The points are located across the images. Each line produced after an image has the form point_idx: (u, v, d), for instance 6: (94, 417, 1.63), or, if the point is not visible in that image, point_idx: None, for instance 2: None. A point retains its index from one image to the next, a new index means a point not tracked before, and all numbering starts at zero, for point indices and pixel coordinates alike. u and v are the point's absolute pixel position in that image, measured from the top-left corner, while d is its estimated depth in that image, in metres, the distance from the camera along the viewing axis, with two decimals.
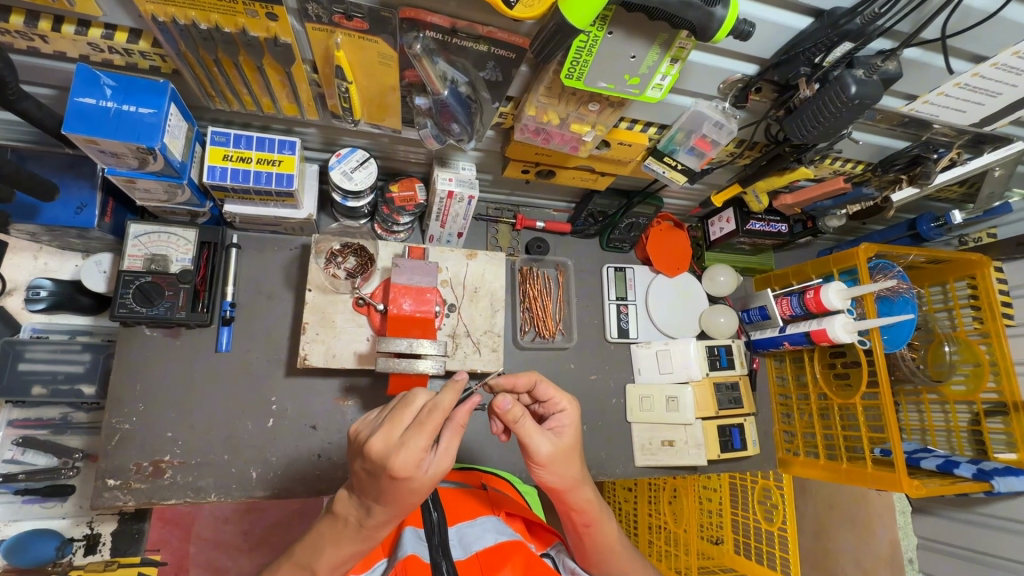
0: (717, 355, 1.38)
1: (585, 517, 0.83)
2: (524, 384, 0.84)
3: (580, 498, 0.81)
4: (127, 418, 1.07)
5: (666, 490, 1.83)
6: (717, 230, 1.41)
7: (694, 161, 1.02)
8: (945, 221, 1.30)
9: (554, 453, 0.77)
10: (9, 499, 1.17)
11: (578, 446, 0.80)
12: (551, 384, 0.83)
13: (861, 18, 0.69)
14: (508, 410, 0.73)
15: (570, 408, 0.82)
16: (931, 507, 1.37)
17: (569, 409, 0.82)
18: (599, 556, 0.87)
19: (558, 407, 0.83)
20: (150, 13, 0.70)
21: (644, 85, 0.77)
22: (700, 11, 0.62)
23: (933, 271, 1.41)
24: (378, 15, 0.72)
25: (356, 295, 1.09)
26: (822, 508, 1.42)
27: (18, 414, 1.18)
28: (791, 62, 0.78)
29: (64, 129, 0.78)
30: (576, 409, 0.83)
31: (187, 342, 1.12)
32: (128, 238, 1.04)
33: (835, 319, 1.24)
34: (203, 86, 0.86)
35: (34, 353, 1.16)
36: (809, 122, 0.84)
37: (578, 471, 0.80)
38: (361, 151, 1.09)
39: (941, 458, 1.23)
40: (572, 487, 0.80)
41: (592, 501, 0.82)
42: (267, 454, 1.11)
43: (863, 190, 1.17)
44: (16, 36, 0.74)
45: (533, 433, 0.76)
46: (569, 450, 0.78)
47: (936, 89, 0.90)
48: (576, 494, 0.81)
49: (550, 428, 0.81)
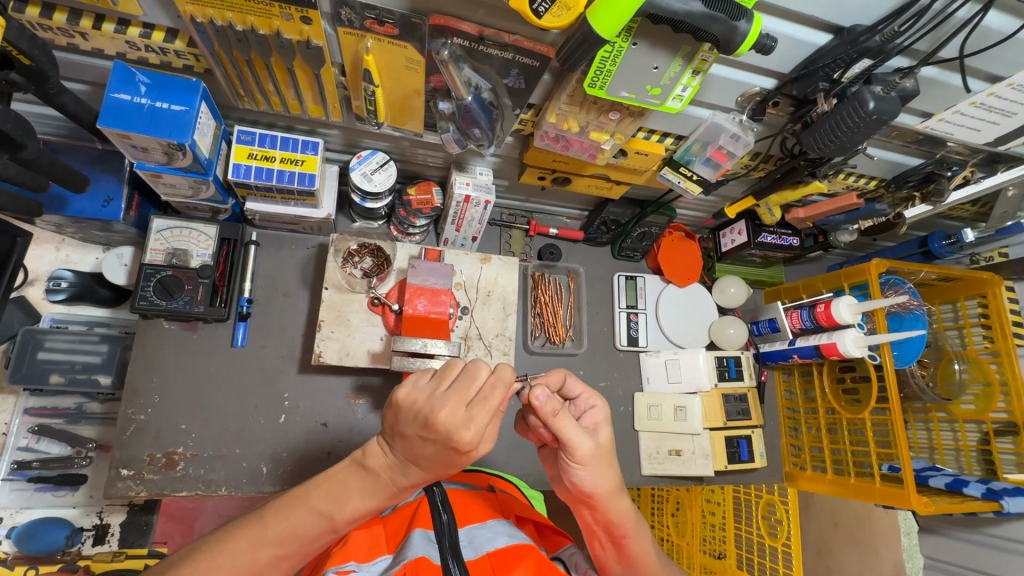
0: (726, 366, 1.39)
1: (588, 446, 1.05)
2: (554, 381, 0.82)
3: (619, 505, 0.79)
4: (143, 408, 1.08)
5: (670, 502, 1.84)
6: (728, 241, 1.41)
7: (709, 172, 1.04)
8: (957, 239, 1.31)
9: (593, 449, 0.75)
10: (21, 487, 1.18)
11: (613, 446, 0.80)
12: (581, 381, 0.83)
13: (881, 36, 0.71)
14: (544, 401, 0.74)
15: (602, 405, 0.81)
16: (937, 526, 1.37)
17: (601, 405, 0.81)
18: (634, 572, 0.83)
19: (588, 406, 0.82)
20: (189, 14, 0.72)
21: (665, 95, 0.79)
22: (724, 25, 0.64)
23: (944, 287, 1.42)
24: (409, 22, 0.74)
25: (372, 294, 1.10)
26: (827, 526, 1.44)
27: (33, 403, 1.20)
28: (809, 77, 0.79)
29: (98, 123, 0.81)
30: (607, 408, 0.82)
31: (203, 336, 1.14)
32: (151, 232, 1.07)
33: (844, 333, 1.24)
34: (234, 85, 0.88)
35: (53, 342, 1.18)
36: (826, 136, 0.84)
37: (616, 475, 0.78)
38: (381, 153, 1.11)
39: (950, 477, 1.23)
40: (612, 491, 0.78)
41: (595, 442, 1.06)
42: (278, 449, 1.12)
43: (875, 207, 1.20)
44: (58, 33, 0.77)
45: (574, 428, 0.75)
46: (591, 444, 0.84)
47: (951, 108, 0.91)
48: (612, 503, 0.78)
49: (585, 427, 0.80)
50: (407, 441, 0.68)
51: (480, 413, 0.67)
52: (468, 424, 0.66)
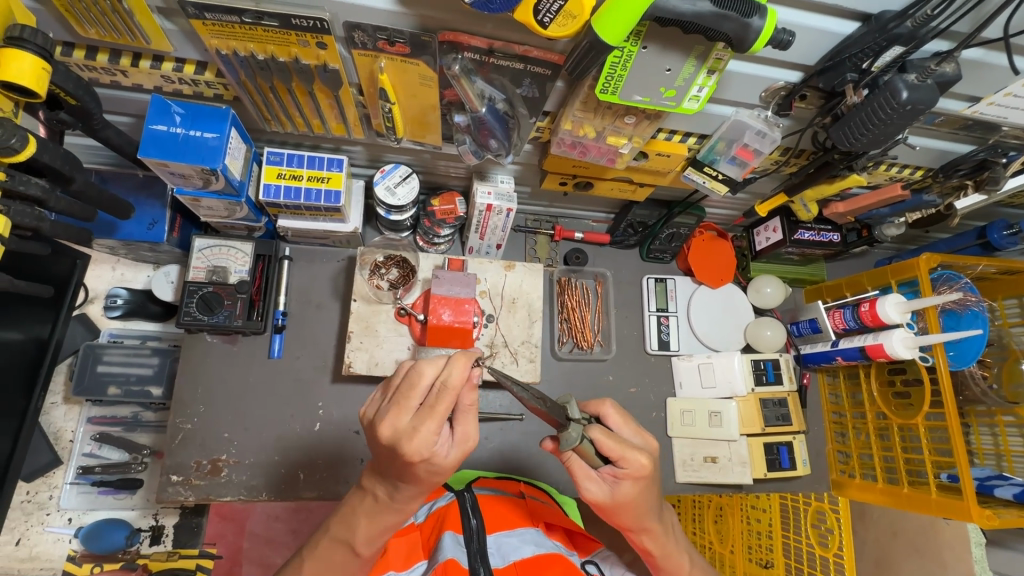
0: (763, 370, 1.34)
1: (635, 510, 0.82)
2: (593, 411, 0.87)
3: (641, 535, 0.88)
4: (190, 418, 1.15)
5: (711, 508, 1.74)
6: (762, 240, 1.37)
7: (735, 171, 1.00)
8: (1019, 229, 1.20)
9: (608, 496, 0.80)
10: (86, 490, 1.28)
11: (643, 490, 0.80)
12: (613, 442, 0.76)
13: (912, 21, 0.66)
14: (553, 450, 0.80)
15: (634, 464, 0.76)
16: (1007, 540, 1.26)
17: (632, 466, 0.76)
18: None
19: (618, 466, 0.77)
20: (214, 47, 0.76)
21: (680, 97, 0.77)
22: (734, 22, 0.62)
23: (1007, 282, 1.31)
24: (419, 40, 0.75)
25: (398, 305, 1.13)
26: (884, 537, 1.33)
27: (96, 412, 1.30)
28: (837, 68, 0.75)
29: (140, 153, 0.86)
30: (641, 470, 0.77)
31: (242, 348, 1.19)
32: (193, 250, 1.12)
33: (892, 334, 1.17)
34: (261, 111, 0.93)
35: (110, 356, 1.28)
36: (857, 129, 0.80)
37: (633, 517, 0.83)
38: (404, 166, 1.13)
39: (1019, 487, 1.13)
40: (632, 525, 0.86)
41: (636, 503, 0.80)
42: (315, 455, 1.16)
43: (923, 198, 1.13)
44: (102, 72, 0.83)
45: (583, 479, 0.80)
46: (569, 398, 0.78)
47: (1001, 90, 0.83)
48: (638, 532, 0.87)
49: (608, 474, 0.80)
50: (384, 466, 0.72)
51: (408, 417, 0.67)
52: (400, 433, 0.66)
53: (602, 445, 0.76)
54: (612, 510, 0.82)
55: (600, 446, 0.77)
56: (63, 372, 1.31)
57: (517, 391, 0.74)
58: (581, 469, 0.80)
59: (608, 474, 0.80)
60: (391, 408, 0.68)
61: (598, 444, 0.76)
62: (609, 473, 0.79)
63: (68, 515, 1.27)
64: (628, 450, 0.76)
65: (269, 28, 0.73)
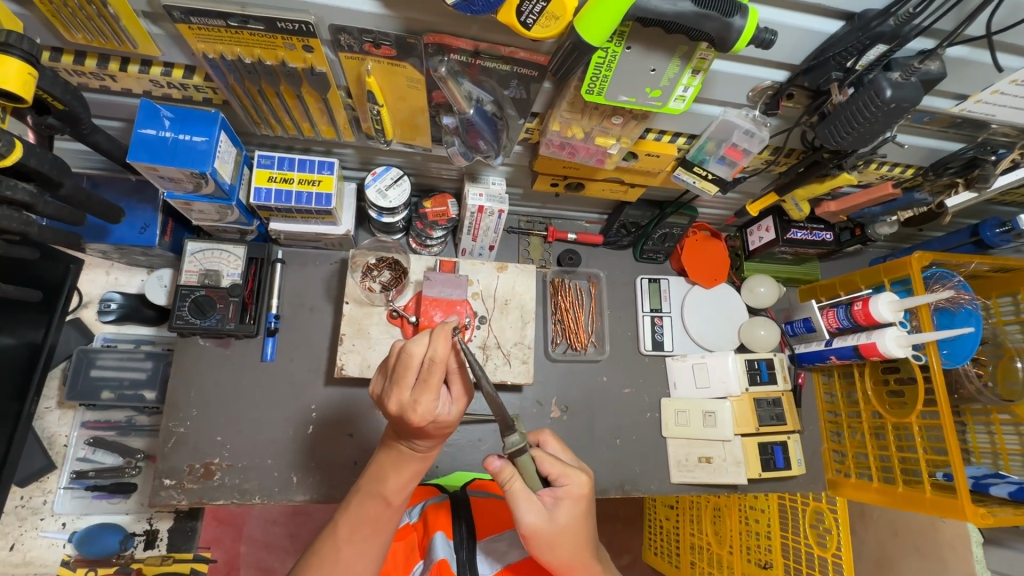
0: (757, 370, 1.34)
1: (572, 544, 0.76)
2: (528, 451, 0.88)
3: None
4: (183, 421, 1.15)
5: (707, 508, 1.70)
6: (755, 239, 1.37)
7: (725, 170, 1.00)
8: (1011, 226, 1.20)
9: (545, 524, 0.74)
10: (80, 494, 1.28)
11: (581, 518, 0.77)
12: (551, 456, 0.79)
13: (895, 20, 0.67)
14: (498, 467, 0.75)
15: (574, 479, 0.78)
16: (1004, 539, 1.26)
17: (573, 480, 0.78)
18: None
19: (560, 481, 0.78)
20: (201, 51, 0.77)
21: (666, 97, 0.77)
22: (716, 22, 0.62)
23: (1001, 280, 1.31)
24: (405, 42, 0.75)
25: (390, 307, 1.13)
26: (884, 536, 1.32)
27: (90, 416, 1.30)
28: (821, 67, 0.75)
29: (130, 157, 0.87)
30: (582, 487, 0.78)
31: (235, 352, 1.19)
32: (186, 254, 1.13)
33: (885, 332, 1.17)
34: (250, 114, 0.93)
35: (104, 360, 1.28)
36: (843, 128, 0.80)
37: (571, 555, 0.76)
38: (395, 169, 1.13)
39: (1014, 485, 1.12)
40: (567, 571, 0.77)
41: (575, 533, 0.76)
42: (308, 458, 1.16)
43: (914, 195, 1.14)
44: (90, 77, 0.84)
45: (520, 500, 0.74)
46: (515, 416, 0.81)
47: (988, 88, 0.84)
48: None
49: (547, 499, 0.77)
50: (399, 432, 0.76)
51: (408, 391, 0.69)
52: (405, 409, 0.69)
53: (544, 460, 0.79)
54: (547, 544, 0.75)
55: (541, 464, 0.79)
56: (57, 377, 1.31)
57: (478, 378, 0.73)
58: (520, 488, 0.75)
59: (547, 498, 0.77)
60: (393, 386, 0.70)
61: (541, 459, 0.79)
62: (548, 495, 0.77)
63: (62, 520, 1.27)
64: (569, 468, 0.79)
65: (254, 31, 0.74)
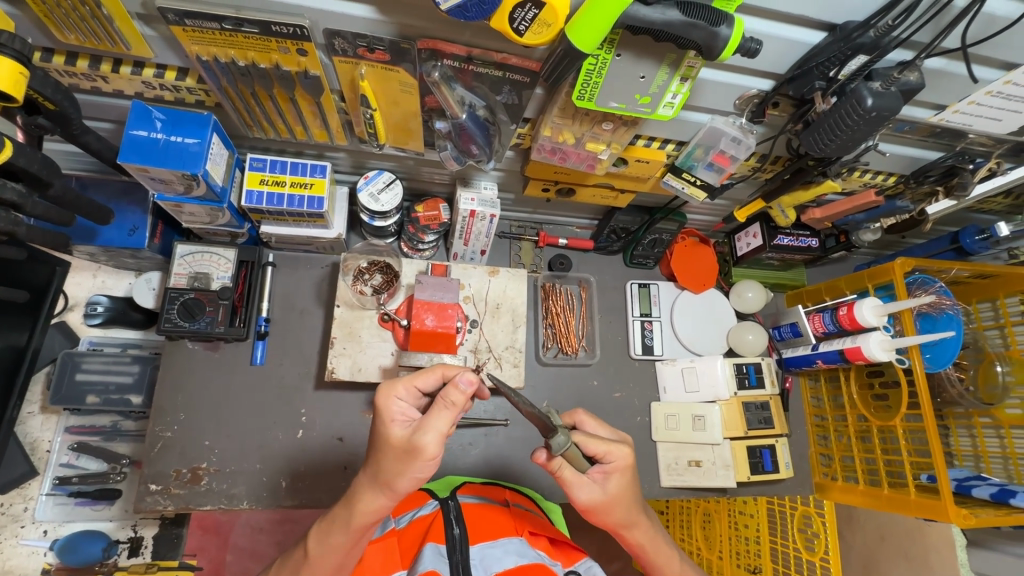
0: (745, 374, 1.35)
1: (626, 506, 0.84)
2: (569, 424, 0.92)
3: (634, 535, 0.88)
4: (170, 426, 1.13)
5: (698, 514, 1.76)
6: (743, 245, 1.39)
7: (713, 177, 1.02)
8: (990, 234, 1.23)
9: (602, 497, 0.81)
10: (63, 501, 1.26)
11: (631, 483, 0.84)
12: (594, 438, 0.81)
13: (875, 31, 0.69)
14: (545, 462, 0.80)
15: (619, 452, 0.82)
16: (986, 541, 1.28)
17: (619, 453, 0.82)
18: None
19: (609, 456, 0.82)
20: (195, 54, 0.77)
21: (655, 103, 0.79)
22: (703, 31, 0.64)
23: (981, 286, 1.35)
24: (398, 47, 0.76)
25: (382, 310, 1.13)
26: (871, 540, 1.32)
27: (74, 421, 1.28)
28: (805, 77, 0.77)
29: (120, 158, 0.86)
30: (627, 458, 0.82)
31: (224, 355, 1.19)
32: (175, 257, 1.12)
33: (870, 336, 1.19)
34: (243, 117, 0.93)
35: (89, 364, 1.26)
36: (826, 135, 0.82)
37: (625, 514, 0.85)
38: (387, 173, 1.14)
39: (996, 487, 1.15)
40: (624, 525, 0.86)
41: (625, 498, 0.83)
42: (297, 463, 1.15)
43: (896, 204, 1.16)
44: (82, 77, 0.84)
45: (575, 483, 0.80)
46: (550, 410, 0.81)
47: (965, 99, 0.86)
48: (629, 533, 0.87)
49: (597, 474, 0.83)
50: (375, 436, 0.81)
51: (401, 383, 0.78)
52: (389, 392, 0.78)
53: (588, 444, 0.81)
54: (603, 511, 0.83)
55: (584, 446, 0.83)
56: (41, 381, 1.29)
57: (512, 396, 0.76)
58: (571, 474, 0.80)
59: (596, 474, 0.83)
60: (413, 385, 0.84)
61: (584, 445, 0.81)
62: (597, 472, 0.83)
63: (43, 528, 1.25)
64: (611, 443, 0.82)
65: (249, 34, 0.74)
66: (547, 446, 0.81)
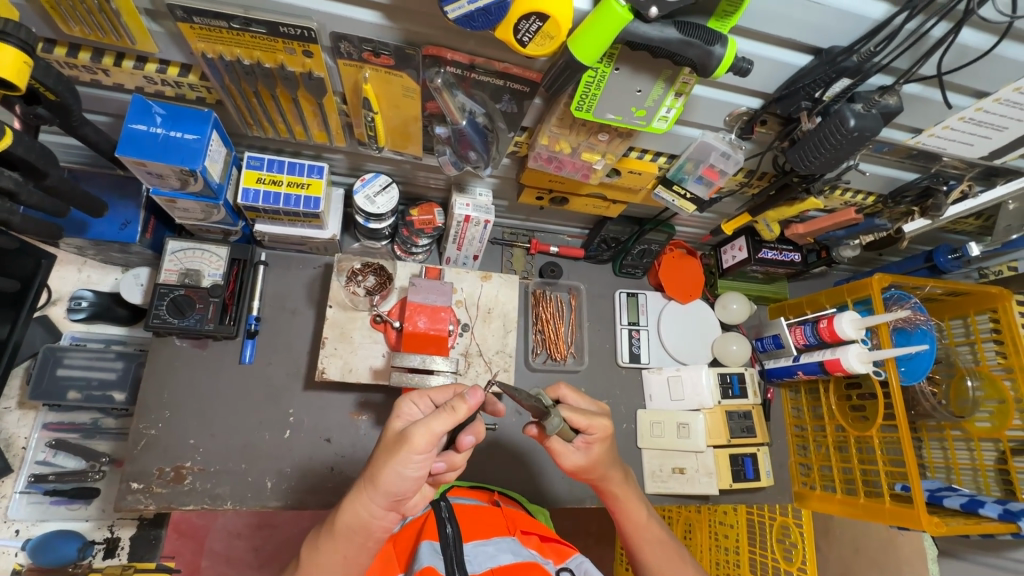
0: (729, 383, 1.39)
1: (606, 464, 0.90)
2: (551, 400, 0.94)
3: (611, 485, 0.95)
4: (154, 424, 1.12)
5: (679, 523, 1.78)
6: (729, 258, 1.43)
7: (702, 190, 1.06)
8: (962, 253, 1.29)
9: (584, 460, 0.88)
10: (38, 499, 1.22)
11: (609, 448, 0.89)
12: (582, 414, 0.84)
13: (858, 56, 0.73)
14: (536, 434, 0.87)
15: (601, 424, 0.86)
16: (957, 550, 1.31)
17: (601, 424, 0.86)
18: (638, 533, 0.98)
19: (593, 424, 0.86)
20: (200, 51, 0.78)
21: (650, 116, 0.82)
22: (699, 50, 0.67)
23: (954, 303, 1.40)
24: (403, 53, 0.78)
25: (374, 312, 1.14)
26: (846, 553, 1.35)
27: (52, 417, 1.26)
28: (792, 97, 0.81)
29: (117, 151, 0.86)
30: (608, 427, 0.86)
31: (212, 353, 1.18)
32: (166, 253, 1.11)
33: (848, 349, 1.23)
34: (244, 115, 0.94)
35: (71, 360, 1.24)
36: (812, 152, 0.86)
37: (603, 470, 0.92)
38: (384, 176, 1.15)
39: (965, 497, 1.19)
40: (602, 479, 0.93)
41: (607, 458, 0.90)
42: (283, 464, 1.15)
43: (875, 221, 1.21)
44: (82, 70, 0.84)
45: (563, 448, 0.88)
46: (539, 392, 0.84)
47: (940, 123, 0.91)
48: (606, 483, 0.94)
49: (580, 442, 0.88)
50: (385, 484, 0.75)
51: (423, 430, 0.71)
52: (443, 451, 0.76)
53: (573, 420, 0.83)
54: (587, 469, 0.90)
55: (571, 420, 0.85)
56: (20, 375, 1.26)
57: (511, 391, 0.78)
58: (559, 446, 0.88)
59: (580, 442, 0.88)
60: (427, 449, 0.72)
61: (571, 419, 0.84)
62: (581, 440, 0.87)
63: (15, 527, 1.21)
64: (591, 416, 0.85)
65: (256, 34, 0.75)
66: (537, 423, 0.86)
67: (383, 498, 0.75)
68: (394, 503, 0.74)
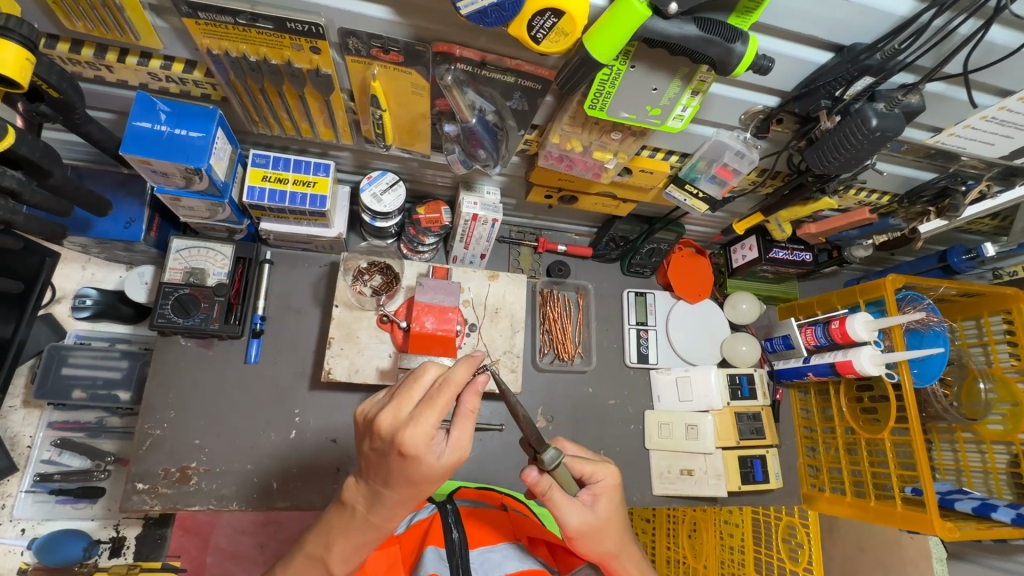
0: (738, 385, 1.37)
1: (616, 531, 0.81)
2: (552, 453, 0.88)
3: (623, 566, 0.83)
4: (159, 424, 1.11)
5: (684, 523, 1.71)
6: (739, 257, 1.41)
7: (715, 189, 1.03)
8: (976, 253, 1.27)
9: (586, 522, 0.78)
10: (44, 498, 1.22)
11: (616, 512, 0.81)
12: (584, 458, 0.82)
13: (881, 54, 0.70)
14: (533, 479, 0.76)
15: (605, 473, 0.81)
16: (967, 554, 1.30)
17: (605, 475, 0.81)
18: None
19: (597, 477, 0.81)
20: (205, 47, 0.76)
21: (665, 115, 0.80)
22: (719, 47, 0.65)
23: (966, 304, 1.38)
24: (413, 49, 0.76)
25: (381, 312, 1.12)
26: (850, 552, 1.36)
27: (57, 416, 1.25)
28: (811, 95, 0.79)
29: (121, 149, 0.85)
30: (614, 477, 0.82)
31: (218, 353, 1.17)
32: (170, 251, 1.09)
33: (861, 350, 1.21)
34: (249, 112, 0.92)
35: (76, 358, 1.23)
36: (831, 152, 0.83)
37: (613, 543, 0.81)
38: (391, 174, 1.13)
39: (977, 500, 1.17)
40: (611, 556, 0.82)
41: (614, 521, 0.81)
42: (289, 464, 1.14)
43: (889, 221, 1.20)
44: (86, 66, 0.82)
45: (563, 504, 0.77)
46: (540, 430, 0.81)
47: (961, 122, 0.89)
48: (618, 563, 0.83)
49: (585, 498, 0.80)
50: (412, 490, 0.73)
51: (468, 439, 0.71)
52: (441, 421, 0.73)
53: (575, 463, 0.81)
54: (591, 537, 0.79)
55: (572, 467, 0.82)
56: (24, 374, 1.26)
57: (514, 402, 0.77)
58: (561, 496, 0.77)
59: (584, 496, 0.81)
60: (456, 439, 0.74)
61: (573, 465, 0.81)
62: (586, 494, 0.80)
63: (21, 526, 1.21)
64: (597, 462, 0.82)
65: (263, 30, 0.74)
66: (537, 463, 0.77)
67: (382, 500, 0.71)
68: (403, 512, 0.73)
